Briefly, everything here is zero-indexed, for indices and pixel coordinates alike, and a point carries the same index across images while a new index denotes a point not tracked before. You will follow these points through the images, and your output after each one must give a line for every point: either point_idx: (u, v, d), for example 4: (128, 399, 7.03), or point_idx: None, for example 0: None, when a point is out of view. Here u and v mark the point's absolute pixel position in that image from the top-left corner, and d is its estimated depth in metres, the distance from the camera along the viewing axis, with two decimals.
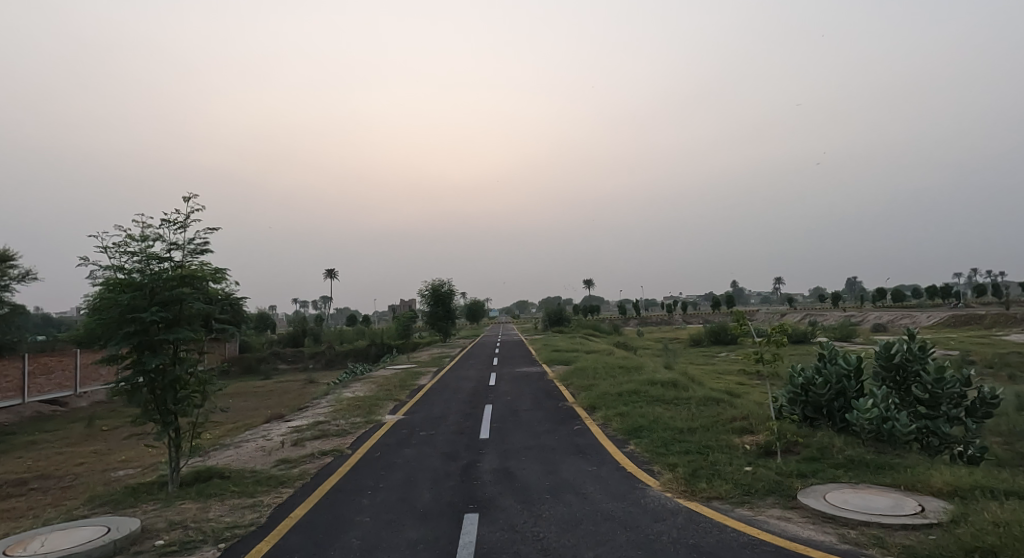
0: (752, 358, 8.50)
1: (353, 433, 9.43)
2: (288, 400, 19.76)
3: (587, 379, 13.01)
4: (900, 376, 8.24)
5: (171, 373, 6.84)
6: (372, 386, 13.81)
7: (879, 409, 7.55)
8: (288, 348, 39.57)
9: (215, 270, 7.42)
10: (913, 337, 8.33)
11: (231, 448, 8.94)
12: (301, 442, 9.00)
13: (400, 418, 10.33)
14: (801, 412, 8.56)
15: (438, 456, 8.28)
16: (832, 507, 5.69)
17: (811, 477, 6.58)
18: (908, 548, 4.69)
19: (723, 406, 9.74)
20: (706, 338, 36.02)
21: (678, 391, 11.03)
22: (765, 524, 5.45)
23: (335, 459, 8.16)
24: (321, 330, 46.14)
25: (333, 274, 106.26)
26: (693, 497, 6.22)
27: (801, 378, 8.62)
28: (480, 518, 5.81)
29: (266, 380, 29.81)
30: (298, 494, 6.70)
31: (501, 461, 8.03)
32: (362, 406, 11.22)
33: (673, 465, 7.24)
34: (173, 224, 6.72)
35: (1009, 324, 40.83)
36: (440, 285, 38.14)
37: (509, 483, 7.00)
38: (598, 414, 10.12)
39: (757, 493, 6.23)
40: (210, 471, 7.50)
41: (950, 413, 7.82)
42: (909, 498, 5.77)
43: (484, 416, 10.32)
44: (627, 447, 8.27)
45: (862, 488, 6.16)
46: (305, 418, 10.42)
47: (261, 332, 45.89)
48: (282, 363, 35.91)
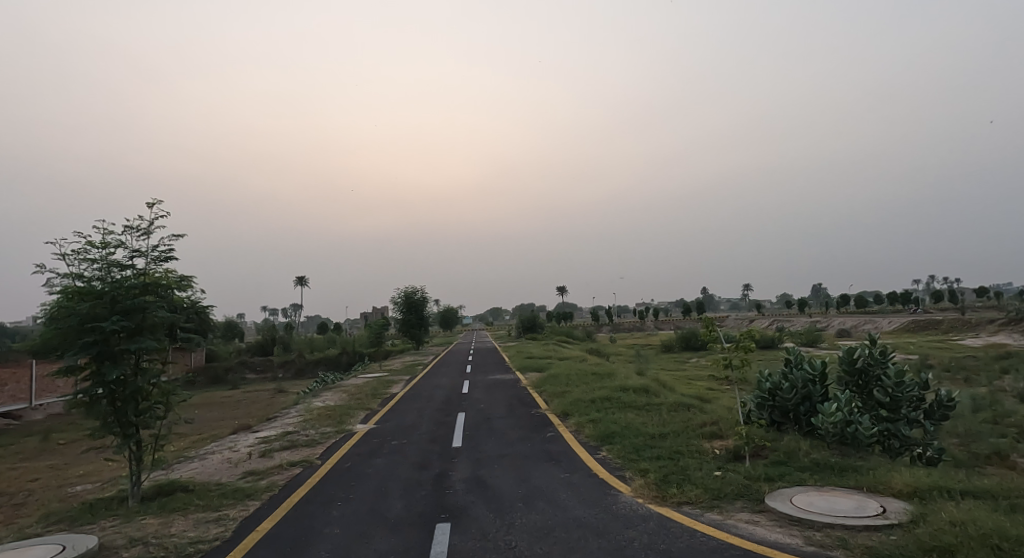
0: (721, 364, 8.62)
1: (323, 443, 9.29)
2: (256, 410, 19.38)
3: (560, 386, 13.05)
4: (862, 380, 8.42)
5: (133, 384, 6.66)
6: (344, 395, 13.61)
7: (843, 412, 7.76)
8: (257, 358, 38.86)
9: (180, 278, 7.31)
10: (875, 342, 8.52)
11: (195, 461, 8.70)
12: (270, 453, 8.82)
13: (372, 428, 10.20)
14: (769, 417, 8.69)
15: (410, 466, 8.19)
16: (797, 509, 5.81)
17: (778, 481, 6.69)
18: (870, 549, 4.82)
19: (693, 412, 9.85)
20: (677, 345, 36.52)
21: (649, 397, 11.10)
22: (733, 528, 5.52)
23: (305, 470, 8.02)
24: (290, 338, 45.44)
25: (304, 282, 104.81)
26: (665, 502, 6.28)
27: (768, 383, 8.78)
28: (452, 527, 5.77)
29: (233, 390, 29.14)
30: (266, 507, 6.56)
31: (474, 469, 8.00)
32: (333, 416, 11.04)
33: (645, 471, 7.30)
34: (135, 231, 6.58)
35: (964, 329, 42.31)
36: (414, 292, 37.96)
37: (482, 492, 6.96)
38: (571, 420, 10.16)
39: (726, 498, 6.31)
40: (173, 484, 7.31)
41: (910, 415, 8.00)
42: (872, 500, 5.94)
43: (457, 424, 10.27)
44: (599, 454, 8.32)
45: (827, 491, 6.31)
46: (274, 429, 10.22)
47: (230, 342, 44.93)
48: (251, 373, 35.20)
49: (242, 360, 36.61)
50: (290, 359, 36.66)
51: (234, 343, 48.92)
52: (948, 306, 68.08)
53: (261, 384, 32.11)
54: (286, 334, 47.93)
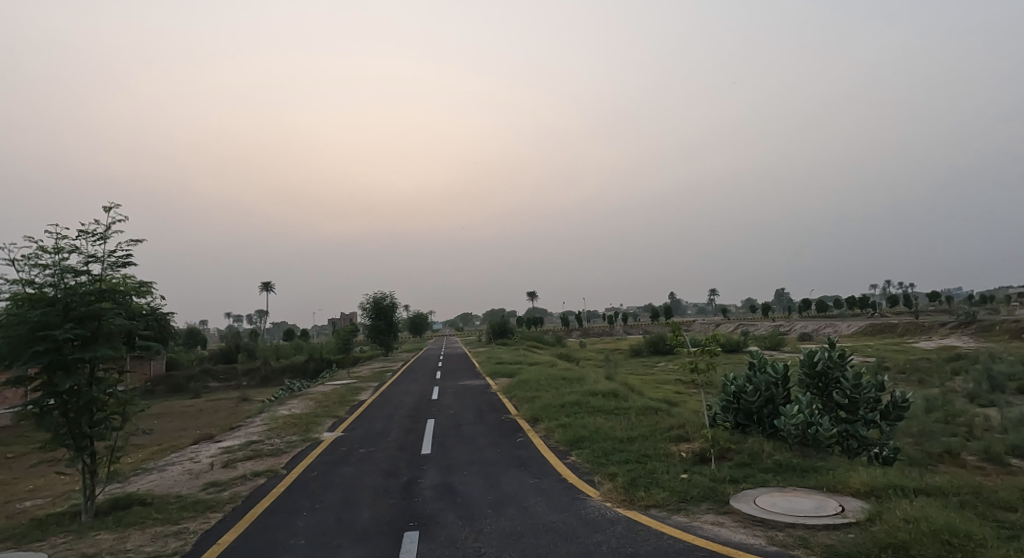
0: (687, 368, 8.77)
1: (288, 452, 9.11)
2: (218, 419, 18.87)
3: (530, 391, 13.06)
4: (822, 383, 8.66)
5: (88, 394, 6.42)
6: (310, 403, 13.38)
7: (804, 414, 7.97)
8: (221, 366, 37.89)
9: (139, 283, 7.10)
10: (834, 345, 8.75)
11: (154, 473, 8.43)
12: (233, 463, 8.60)
13: (339, 435, 10.04)
14: (734, 420, 8.86)
15: (379, 474, 8.08)
16: (760, 510, 5.94)
17: (743, 482, 6.82)
18: (830, 547, 4.95)
19: (661, 415, 9.98)
20: (645, 349, 36.96)
21: (618, 401, 11.19)
22: (699, 529, 5.60)
23: (270, 480, 7.85)
24: (255, 345, 44.42)
25: (270, 287, 102.87)
26: (633, 506, 6.33)
27: (733, 386, 8.96)
28: (420, 535, 5.72)
29: (194, 399, 28.34)
30: (228, 519, 6.39)
31: (443, 476, 7.94)
32: (299, 424, 10.84)
33: (613, 475, 7.36)
34: (91, 235, 6.37)
35: (918, 331, 43.91)
36: (383, 298, 37.50)
37: (451, 499, 6.92)
38: (541, 425, 10.18)
39: (693, 500, 6.41)
40: (130, 497, 7.08)
41: (867, 416, 8.25)
42: (831, 499, 6.10)
43: (426, 430, 10.19)
44: (569, 458, 8.36)
45: (789, 491, 6.47)
46: (237, 438, 9.98)
47: (192, 349, 43.73)
48: (213, 381, 34.31)
49: (204, 368, 35.66)
50: (255, 367, 35.85)
51: (196, 351, 47.65)
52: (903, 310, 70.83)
53: (224, 392, 31.28)
54: (251, 340, 46.84)
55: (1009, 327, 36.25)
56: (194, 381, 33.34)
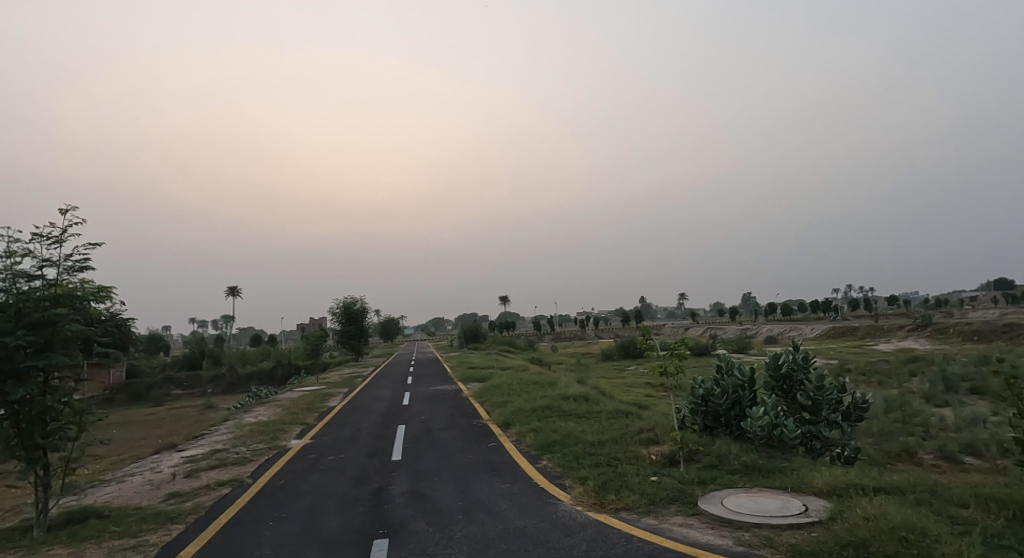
0: (657, 371, 8.88)
1: (254, 460, 8.92)
2: (181, 428, 18.35)
3: (502, 395, 13.05)
4: (786, 385, 8.86)
5: (41, 404, 6.18)
6: (278, 410, 13.12)
7: (769, 416, 8.14)
8: (184, 373, 36.88)
9: (98, 288, 6.89)
10: (798, 348, 8.95)
11: (112, 484, 8.15)
12: (196, 473, 8.38)
13: (307, 443, 9.87)
14: (702, 422, 9.01)
15: (348, 482, 7.97)
16: (727, 511, 6.04)
17: (711, 484, 6.93)
18: (794, 547, 5.06)
19: (631, 419, 10.08)
20: (616, 352, 37.35)
21: (588, 405, 11.27)
22: (668, 531, 5.67)
23: (235, 490, 7.67)
24: (222, 350, 43.37)
25: (237, 292, 100.69)
26: (603, 509, 6.37)
27: (701, 389, 9.10)
28: (390, 543, 5.66)
29: (156, 408, 27.51)
30: (190, 530, 6.22)
31: (414, 482, 7.87)
32: (266, 432, 10.61)
33: (585, 478, 7.39)
34: (45, 238, 6.15)
35: (879, 334, 45.30)
36: (353, 303, 37.08)
37: (421, 506, 6.86)
38: (512, 430, 10.17)
39: (662, 502, 6.48)
40: (87, 510, 6.83)
41: (830, 417, 8.47)
42: (795, 499, 6.24)
43: (397, 437, 10.09)
44: (540, 463, 8.37)
45: (755, 492, 6.60)
46: (200, 447, 9.72)
47: (154, 357, 42.46)
48: (176, 389, 33.37)
49: (166, 376, 34.67)
50: (220, 374, 34.98)
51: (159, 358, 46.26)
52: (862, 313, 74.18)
53: (188, 400, 30.42)
54: (218, 346, 45.71)
55: (962, 329, 37.67)
56: (157, 389, 32.35)
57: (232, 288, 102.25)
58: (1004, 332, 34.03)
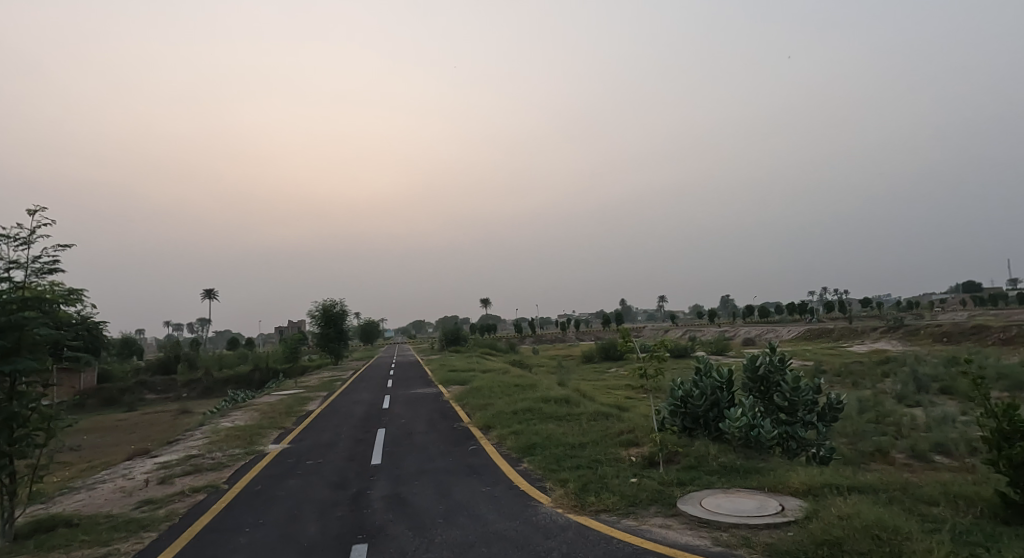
0: (636, 373, 8.93)
1: (231, 465, 8.77)
2: (155, 433, 17.97)
3: (483, 398, 13.02)
4: (763, 386, 8.99)
5: (8, 410, 5.99)
6: (255, 414, 12.92)
7: (747, 417, 8.24)
8: (158, 377, 36.15)
9: (68, 291, 6.74)
10: (775, 349, 9.08)
11: (82, 492, 7.95)
12: (170, 479, 8.22)
13: (285, 447, 9.74)
14: (681, 423, 9.09)
15: (327, 486, 7.87)
16: (706, 511, 6.10)
17: (689, 485, 6.99)
18: (770, 546, 5.13)
19: (612, 421, 10.13)
20: (597, 355, 37.55)
21: (569, 407, 11.30)
22: (648, 533, 5.70)
23: (210, 496, 7.53)
24: (197, 355, 42.60)
25: (214, 294, 99.22)
26: (583, 511, 6.39)
27: (680, 391, 9.18)
28: (369, 548, 5.60)
29: (129, 413, 26.92)
30: (163, 538, 6.09)
31: (394, 486, 7.81)
32: (243, 436, 10.45)
33: (565, 481, 7.40)
34: (12, 240, 6.00)
35: (853, 335, 46.22)
36: (332, 305, 36.76)
37: (401, 510, 6.81)
38: (493, 432, 10.15)
39: (641, 503, 6.52)
40: (55, 519, 6.65)
41: (805, 418, 8.61)
42: (772, 499, 6.32)
43: (377, 440, 10.01)
44: (520, 465, 8.37)
45: (733, 492, 6.67)
46: (175, 453, 9.53)
47: (127, 361, 41.57)
48: (150, 394, 32.69)
49: (140, 380, 33.95)
50: (196, 378, 34.38)
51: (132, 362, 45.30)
52: (835, 315, 76.02)
53: (161, 405, 29.80)
54: (193, 350, 44.88)
55: (932, 331, 38.55)
56: (130, 394, 31.66)
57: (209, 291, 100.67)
58: (972, 334, 34.90)
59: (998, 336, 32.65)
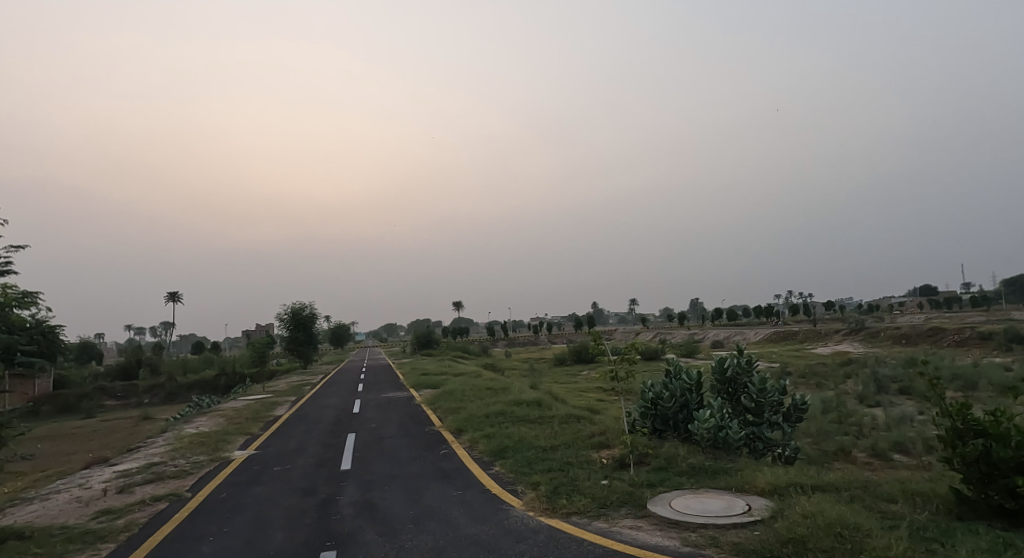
0: (608, 376, 9.00)
1: (194, 473, 8.55)
2: (114, 441, 17.40)
3: (455, 402, 12.96)
4: (731, 388, 9.15)
5: None
6: (220, 420, 12.61)
7: (715, 418, 8.38)
8: (118, 383, 35.03)
9: (22, 293, 6.49)
10: (742, 351, 9.26)
11: (36, 503, 7.64)
12: (130, 488, 7.96)
13: (252, 454, 9.53)
14: (651, 426, 9.19)
15: (295, 493, 7.73)
16: (675, 512, 6.17)
17: (659, 486, 7.07)
18: (738, 545, 5.21)
19: (583, 423, 10.18)
20: (569, 357, 37.77)
21: (541, 410, 11.32)
22: (618, 534, 5.73)
23: (173, 504, 7.32)
24: (159, 359, 41.42)
25: (178, 297, 96.77)
26: (555, 514, 6.40)
27: (651, 393, 9.29)
28: (337, 555, 5.51)
29: (86, 420, 25.99)
30: (122, 549, 5.89)
31: (364, 492, 7.70)
32: (208, 443, 10.20)
33: (536, 484, 7.41)
34: None
35: (817, 337, 47.48)
36: (302, 308, 36.18)
37: (371, 516, 6.72)
38: (465, 436, 10.11)
39: (612, 505, 6.56)
40: (5, 532, 6.37)
41: (772, 419, 8.79)
42: (739, 499, 6.43)
43: (347, 445, 9.86)
44: (492, 469, 8.35)
45: (701, 492, 6.77)
46: (135, 461, 9.24)
47: (85, 367, 40.19)
48: (110, 400, 31.64)
49: (98, 386, 32.84)
50: (158, 384, 33.41)
51: (90, 367, 43.77)
52: (800, 318, 78.11)
53: (121, 411, 28.83)
54: (155, 355, 43.65)
55: (891, 333, 39.85)
56: (87, 400, 30.60)
57: (174, 293, 98.00)
58: (928, 335, 36.17)
59: (953, 337, 33.92)
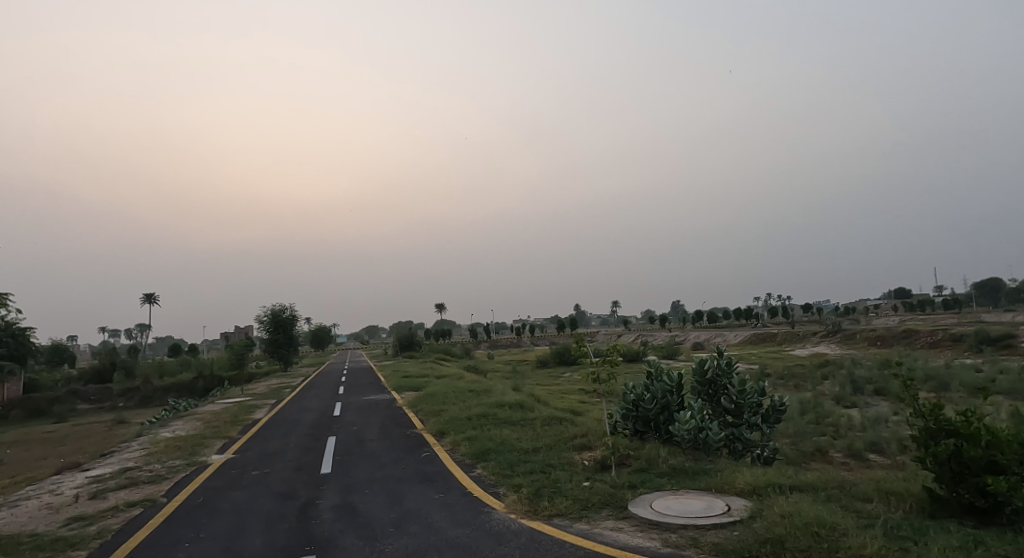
0: (590, 378, 9.03)
1: (170, 478, 8.39)
2: (87, 446, 16.99)
3: (438, 404, 12.90)
4: (711, 389, 9.24)
5: None
6: (197, 424, 12.40)
7: (696, 420, 8.44)
8: (91, 386, 34.26)
9: None
10: (722, 353, 9.35)
11: (4, 510, 7.43)
12: (103, 494, 7.78)
13: (230, 458, 9.38)
14: (633, 427, 9.23)
15: (274, 497, 7.63)
16: (656, 513, 6.20)
17: (640, 487, 7.10)
18: (717, 546, 5.26)
19: (565, 425, 10.19)
20: (551, 359, 37.83)
21: (524, 412, 11.32)
22: (599, 536, 5.75)
23: (147, 510, 7.17)
24: (135, 362, 40.61)
25: (154, 298, 95.08)
26: (537, 516, 6.39)
27: (632, 395, 9.34)
28: None
29: (58, 424, 25.37)
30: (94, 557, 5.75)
31: (344, 495, 7.62)
32: (184, 447, 10.01)
33: (518, 486, 7.41)
34: None
35: (794, 339, 48.21)
36: (282, 310, 35.78)
37: (351, 520, 6.66)
38: (447, 439, 10.07)
39: (593, 507, 6.57)
40: None
41: (751, 420, 8.89)
42: (719, 499, 6.49)
43: (327, 449, 9.76)
44: (474, 471, 8.32)
45: (681, 493, 6.81)
46: (109, 466, 9.04)
47: (57, 370, 39.25)
48: (82, 404, 30.92)
49: (71, 390, 32.07)
50: (133, 387, 32.74)
51: (62, 370, 42.74)
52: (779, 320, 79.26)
53: (94, 415, 28.18)
54: (130, 357, 42.78)
55: (866, 335, 40.59)
56: (59, 404, 29.85)
57: (150, 294, 96.24)
58: (903, 337, 36.90)
59: (926, 340, 34.69)
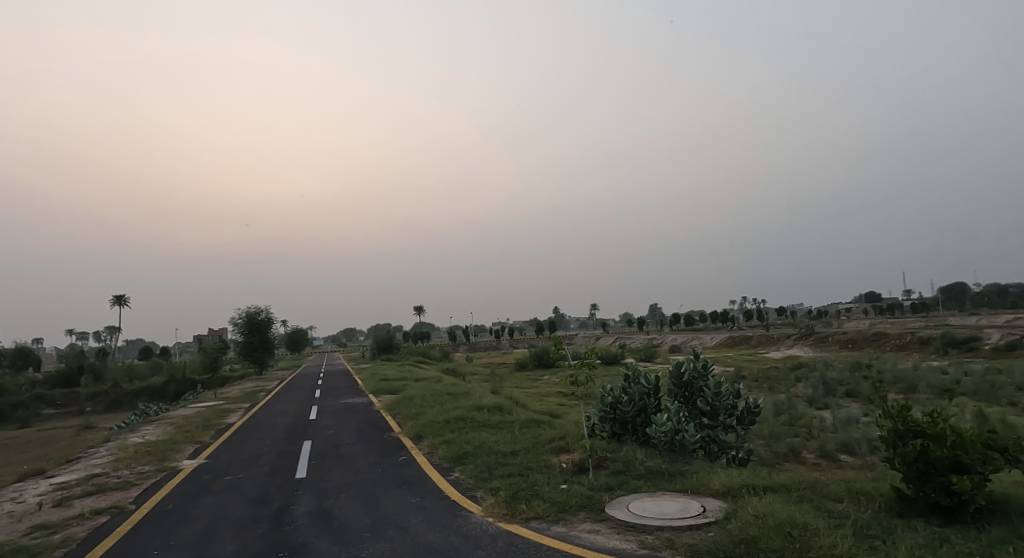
0: (568, 380, 9.05)
1: (139, 484, 8.18)
2: (51, 452, 16.49)
3: (415, 407, 12.81)
4: (687, 392, 9.34)
5: None
6: (168, 429, 12.12)
7: (672, 422, 8.51)
8: (57, 390, 33.30)
9: None
10: (698, 356, 9.47)
11: None
12: (69, 501, 7.55)
13: (202, 463, 9.18)
14: (610, 429, 9.27)
15: (248, 503, 7.49)
16: (633, 515, 6.24)
17: (617, 490, 7.13)
18: (692, 547, 5.30)
19: (543, 428, 10.20)
20: (530, 362, 37.87)
21: (502, 415, 11.30)
22: (576, 538, 5.76)
23: (115, 518, 6.99)
24: (103, 365, 39.59)
25: (124, 299, 92.90)
26: (514, 520, 6.38)
27: (610, 397, 9.39)
28: None
29: (21, 430, 24.58)
30: None
31: (319, 500, 7.52)
32: (154, 452, 9.77)
33: (496, 489, 7.39)
34: None
35: (769, 342, 49.01)
36: (257, 313, 35.26)
37: (326, 525, 6.57)
38: (424, 442, 10.00)
39: (570, 510, 6.58)
40: None
41: (726, 421, 8.99)
42: (694, 501, 6.55)
43: (303, 453, 9.62)
44: (451, 475, 8.27)
45: (658, 495, 6.86)
46: (75, 472, 8.78)
47: (21, 373, 38.06)
48: (48, 409, 30.02)
49: (35, 395, 31.10)
50: (101, 391, 31.88)
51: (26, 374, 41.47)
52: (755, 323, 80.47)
53: (60, 421, 27.37)
54: (98, 360, 41.68)
55: (838, 338, 41.43)
56: (22, 409, 28.92)
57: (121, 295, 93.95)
58: (873, 340, 37.75)
59: (895, 342, 35.54)
